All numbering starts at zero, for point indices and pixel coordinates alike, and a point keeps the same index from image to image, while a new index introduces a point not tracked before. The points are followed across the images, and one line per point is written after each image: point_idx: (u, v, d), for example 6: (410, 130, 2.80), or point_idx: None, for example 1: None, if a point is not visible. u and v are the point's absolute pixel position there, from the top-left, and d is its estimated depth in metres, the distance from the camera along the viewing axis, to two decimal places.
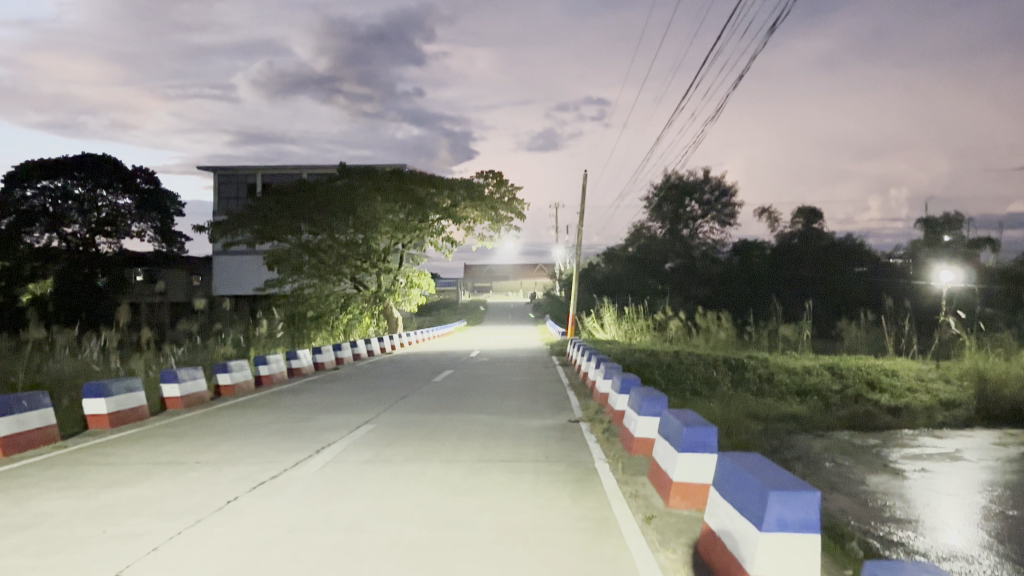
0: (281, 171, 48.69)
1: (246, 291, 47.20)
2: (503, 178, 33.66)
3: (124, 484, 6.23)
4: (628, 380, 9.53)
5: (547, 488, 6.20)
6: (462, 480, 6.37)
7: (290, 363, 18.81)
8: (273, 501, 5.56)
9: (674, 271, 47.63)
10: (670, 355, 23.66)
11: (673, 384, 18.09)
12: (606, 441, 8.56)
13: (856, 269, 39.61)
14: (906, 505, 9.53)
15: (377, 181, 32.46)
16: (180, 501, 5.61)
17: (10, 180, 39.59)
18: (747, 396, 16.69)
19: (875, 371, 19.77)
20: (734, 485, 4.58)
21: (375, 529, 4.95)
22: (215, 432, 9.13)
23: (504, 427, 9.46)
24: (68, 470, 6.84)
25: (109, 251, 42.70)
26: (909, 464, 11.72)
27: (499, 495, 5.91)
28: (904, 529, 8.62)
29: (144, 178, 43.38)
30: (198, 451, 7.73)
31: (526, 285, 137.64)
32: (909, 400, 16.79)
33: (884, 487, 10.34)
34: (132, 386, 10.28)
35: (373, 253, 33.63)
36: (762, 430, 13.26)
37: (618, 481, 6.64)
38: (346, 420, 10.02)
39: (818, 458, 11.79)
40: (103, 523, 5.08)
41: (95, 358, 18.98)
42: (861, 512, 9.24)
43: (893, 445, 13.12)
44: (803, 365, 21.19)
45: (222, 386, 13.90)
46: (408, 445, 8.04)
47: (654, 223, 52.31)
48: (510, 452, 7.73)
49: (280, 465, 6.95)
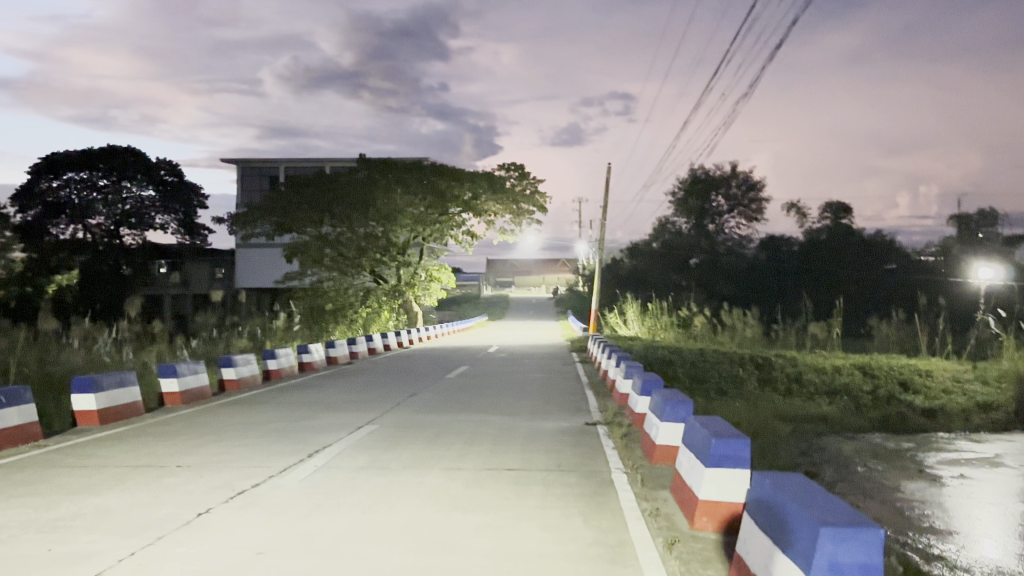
0: (302, 164, 48.37)
1: (266, 283, 47.01)
2: (525, 169, 32.90)
3: (89, 492, 5.65)
4: (650, 381, 8.84)
5: (557, 504, 5.56)
6: (460, 493, 5.76)
7: (301, 358, 18.28)
8: (247, 516, 4.97)
9: (699, 266, 46.76)
10: (695, 353, 22.86)
11: (696, 383, 17.33)
12: (624, 448, 7.89)
13: (887, 267, 38.40)
14: (944, 514, 8.76)
15: (397, 173, 32.07)
16: (147, 514, 5.02)
17: (36, 172, 39.57)
18: (774, 396, 15.95)
19: (909, 372, 18.82)
20: (777, 515, 3.97)
21: (355, 554, 4.32)
22: (208, 431, 8.56)
23: (515, 430, 8.81)
24: (36, 473, 6.29)
25: (133, 243, 42.47)
26: (947, 470, 10.89)
27: (503, 512, 5.28)
28: (945, 541, 7.87)
29: (168, 170, 43.09)
30: (182, 454, 7.17)
31: (549, 281, 137.00)
32: (944, 402, 15.93)
33: (920, 495, 9.56)
34: (125, 380, 9.76)
35: (392, 245, 33.16)
36: (790, 432, 12.57)
37: (637, 496, 5.96)
38: (347, 420, 9.42)
39: (849, 462, 11.02)
40: (53, 538, 4.50)
41: (110, 350, 18.59)
42: (896, 521, 8.52)
43: (928, 449, 12.31)
44: (833, 364, 20.33)
45: (227, 380, 13.39)
46: (409, 449, 7.45)
47: (679, 218, 51.22)
48: (519, 460, 7.09)
49: (265, 471, 6.37)
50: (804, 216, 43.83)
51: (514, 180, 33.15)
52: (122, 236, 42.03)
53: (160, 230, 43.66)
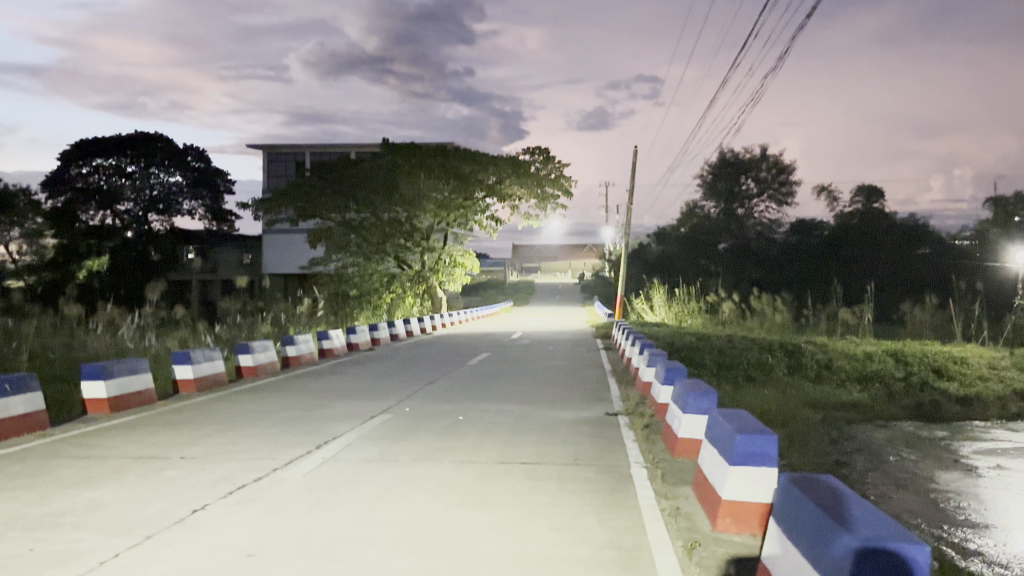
0: (328, 149, 48.39)
1: (292, 269, 47.13)
2: (549, 153, 32.49)
3: (84, 486, 5.43)
4: (674, 370, 8.51)
5: (571, 502, 5.27)
6: (469, 488, 5.48)
7: (321, 344, 18.10)
8: (245, 513, 4.72)
9: (727, 251, 46.17)
10: (722, 339, 22.37)
11: (723, 370, 16.89)
12: (646, 441, 7.56)
13: (919, 251, 37.56)
14: (981, 507, 8.33)
15: (421, 158, 31.87)
16: (140, 509, 4.80)
17: (66, 159, 39.79)
18: (804, 383, 15.53)
19: (943, 359, 18.23)
20: (816, 540, 3.68)
21: (352, 555, 4.07)
22: (217, 420, 8.36)
23: (533, 420, 8.53)
24: (36, 465, 6.11)
25: (161, 228, 42.63)
26: (983, 460, 10.43)
27: (512, 510, 5.00)
28: (982, 535, 7.47)
29: (195, 156, 43.07)
30: (187, 444, 6.96)
31: (576, 267, 136.39)
32: (980, 389, 15.40)
33: (956, 486, 9.12)
34: (137, 367, 9.61)
35: (416, 231, 32.98)
36: (819, 420, 12.18)
37: (657, 494, 5.64)
38: (361, 409, 9.17)
39: (881, 451, 10.62)
40: (37, 537, 4.28)
41: (133, 335, 18.52)
42: (930, 513, 8.11)
43: (963, 438, 11.84)
44: (865, 350, 19.79)
45: (244, 367, 13.25)
46: (422, 441, 7.18)
47: (707, 202, 50.43)
48: (533, 452, 6.80)
49: (269, 463, 6.15)
50: (835, 200, 42.93)
51: (539, 164, 32.78)
52: (151, 222, 42.21)
53: (188, 216, 43.75)
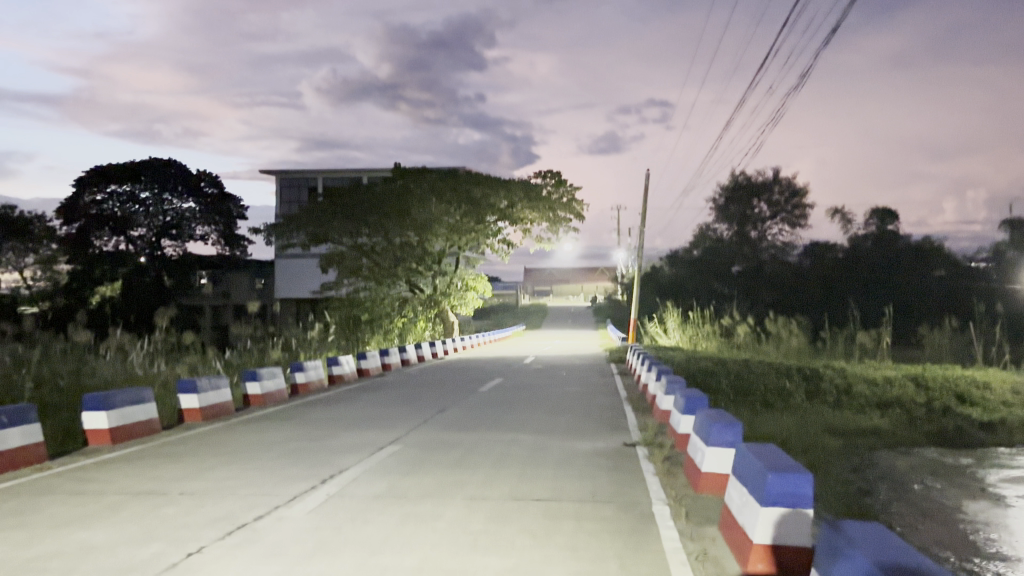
0: (340, 174, 48.50)
1: (303, 294, 47.03)
2: (561, 177, 32.32)
3: (77, 525, 5.16)
4: (695, 399, 8.15)
5: (591, 544, 4.96)
6: (481, 528, 5.17)
7: (331, 370, 17.82)
8: (242, 557, 4.44)
9: (741, 274, 45.79)
10: (738, 363, 21.96)
11: (741, 396, 16.45)
12: (667, 474, 7.22)
13: (935, 273, 37.04)
14: (1012, 539, 7.92)
15: (432, 182, 31.63)
16: (132, 553, 4.52)
17: (81, 185, 39.96)
18: (823, 409, 15.10)
19: (964, 384, 17.71)
20: None
21: None
22: (220, 452, 8.08)
23: (547, 451, 8.24)
24: (28, 502, 5.85)
25: (174, 253, 42.64)
26: (1011, 489, 10.01)
27: (528, 553, 4.68)
28: (1014, 568, 7.07)
29: (209, 182, 43.08)
30: (188, 478, 6.69)
31: (588, 289, 135.94)
32: (1004, 415, 14.92)
33: (985, 516, 8.70)
34: (140, 397, 9.36)
35: (427, 254, 32.81)
36: (839, 446, 11.80)
37: (681, 534, 5.31)
38: (368, 439, 8.89)
39: (905, 480, 10.22)
40: None
41: (141, 361, 18.27)
42: (959, 547, 7.70)
43: (988, 465, 11.38)
44: (884, 375, 19.30)
45: (251, 395, 12.98)
46: (432, 474, 6.89)
47: (721, 225, 49.91)
48: (550, 487, 6.49)
49: (272, 499, 5.86)
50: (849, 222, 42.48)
51: (551, 187, 32.59)
52: (164, 247, 42.24)
53: (201, 241, 43.77)
